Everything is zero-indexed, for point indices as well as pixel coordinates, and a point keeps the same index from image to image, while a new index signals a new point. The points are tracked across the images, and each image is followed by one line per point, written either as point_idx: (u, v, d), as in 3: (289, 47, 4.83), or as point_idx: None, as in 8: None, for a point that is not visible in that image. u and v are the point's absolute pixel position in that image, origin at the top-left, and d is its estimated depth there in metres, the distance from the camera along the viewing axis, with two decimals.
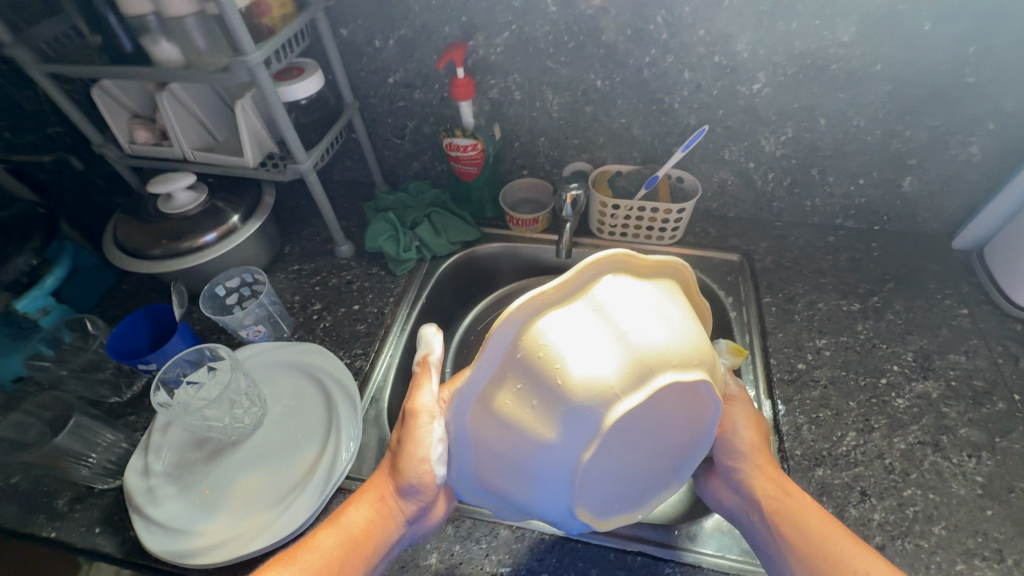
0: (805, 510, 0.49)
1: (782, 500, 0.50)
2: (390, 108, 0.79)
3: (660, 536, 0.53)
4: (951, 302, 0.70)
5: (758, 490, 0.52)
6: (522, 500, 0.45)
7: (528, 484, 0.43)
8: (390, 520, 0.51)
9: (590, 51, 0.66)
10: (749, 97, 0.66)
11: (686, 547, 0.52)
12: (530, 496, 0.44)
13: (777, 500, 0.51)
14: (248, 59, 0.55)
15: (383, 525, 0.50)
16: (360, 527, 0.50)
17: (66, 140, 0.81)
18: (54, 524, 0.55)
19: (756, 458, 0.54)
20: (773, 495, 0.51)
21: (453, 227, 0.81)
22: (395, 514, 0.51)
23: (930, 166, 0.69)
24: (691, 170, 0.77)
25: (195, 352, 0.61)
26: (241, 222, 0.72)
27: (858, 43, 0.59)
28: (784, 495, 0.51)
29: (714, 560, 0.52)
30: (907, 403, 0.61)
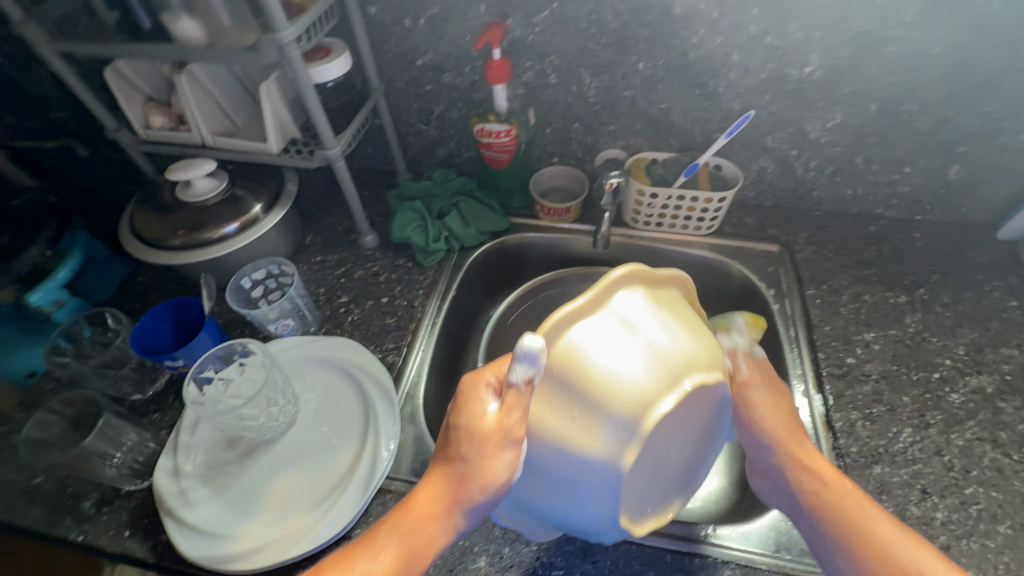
0: (857, 508, 0.45)
1: (828, 498, 0.46)
2: (416, 92, 0.75)
3: (677, 530, 0.52)
4: (1000, 294, 0.68)
5: (795, 482, 0.49)
6: (560, 512, 0.45)
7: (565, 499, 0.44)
8: (451, 526, 0.42)
9: (633, 31, 0.63)
10: (798, 81, 0.64)
11: (705, 540, 0.51)
12: (568, 509, 0.45)
13: (823, 499, 0.46)
14: (280, 36, 0.52)
15: (443, 532, 0.42)
16: (417, 536, 0.41)
17: (71, 125, 0.77)
18: (81, 527, 0.53)
19: (795, 451, 0.50)
20: (818, 493, 0.47)
21: (482, 217, 0.78)
22: (457, 518, 0.42)
23: (982, 154, 0.66)
24: (731, 158, 0.74)
25: (225, 348, 0.58)
26: (264, 212, 0.69)
27: (920, 24, 0.57)
28: (831, 493, 0.46)
29: (761, 558, 0.50)
30: (963, 398, 0.59)
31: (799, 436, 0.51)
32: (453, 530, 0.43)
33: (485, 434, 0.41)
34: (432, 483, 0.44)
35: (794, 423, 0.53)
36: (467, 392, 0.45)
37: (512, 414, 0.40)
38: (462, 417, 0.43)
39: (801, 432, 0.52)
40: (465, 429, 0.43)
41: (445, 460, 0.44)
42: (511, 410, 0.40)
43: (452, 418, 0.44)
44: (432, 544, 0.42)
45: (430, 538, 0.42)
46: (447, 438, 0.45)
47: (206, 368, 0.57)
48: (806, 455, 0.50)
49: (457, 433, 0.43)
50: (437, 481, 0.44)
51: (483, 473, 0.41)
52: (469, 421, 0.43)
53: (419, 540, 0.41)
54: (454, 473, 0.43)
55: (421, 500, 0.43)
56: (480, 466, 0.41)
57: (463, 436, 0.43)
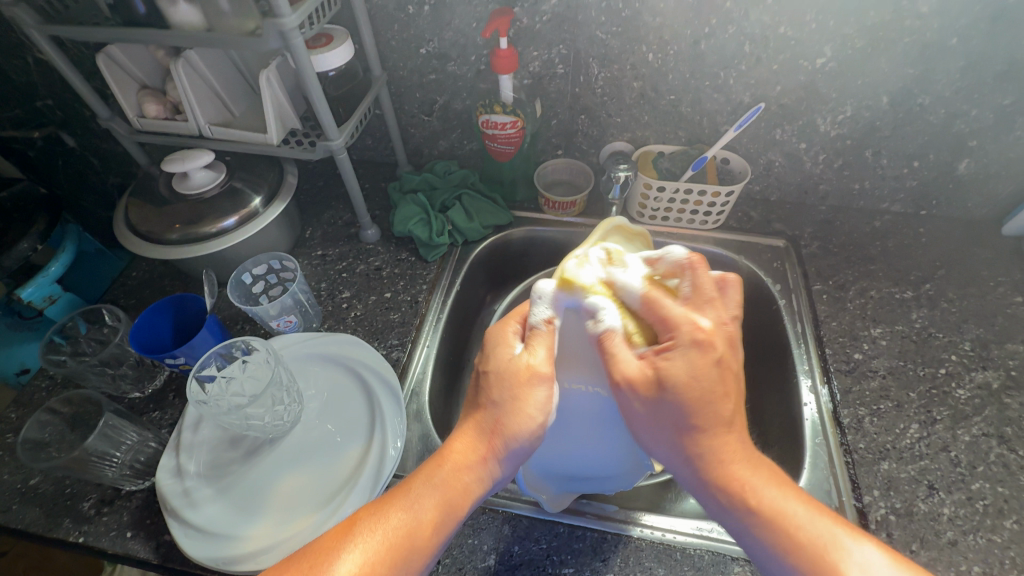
0: (794, 531, 0.38)
1: (762, 535, 0.38)
2: (420, 82, 0.74)
3: (606, 509, 0.54)
4: (1004, 290, 0.68)
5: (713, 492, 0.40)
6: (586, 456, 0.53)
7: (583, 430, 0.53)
8: (485, 474, 0.42)
9: (645, 21, 0.61)
10: (811, 72, 0.63)
11: (636, 521, 0.52)
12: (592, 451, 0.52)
13: (755, 530, 0.39)
14: (283, 23, 0.50)
15: (478, 482, 0.42)
16: (453, 487, 0.41)
17: (58, 114, 0.74)
18: (81, 528, 0.52)
19: (702, 476, 0.41)
20: (747, 526, 0.39)
21: (486, 210, 0.77)
22: (493, 467, 0.42)
23: (991, 148, 0.66)
24: (738, 151, 0.74)
25: (227, 346, 0.56)
26: (263, 206, 0.67)
27: (936, 15, 0.56)
28: (760, 520, 0.38)
29: (750, 550, 0.50)
30: (968, 394, 0.59)
31: (705, 448, 0.41)
32: (487, 481, 0.42)
33: (518, 375, 0.44)
34: (465, 434, 0.43)
35: (702, 427, 0.41)
36: (496, 342, 0.48)
37: (540, 351, 0.46)
38: (494, 364, 0.46)
39: (710, 433, 0.41)
40: (497, 374, 0.45)
41: (476, 409, 0.45)
42: (539, 346, 0.46)
43: (483, 366, 0.47)
44: (468, 495, 0.41)
45: (466, 487, 0.41)
46: (478, 388, 0.46)
47: (208, 366, 0.56)
48: (716, 475, 0.40)
49: (489, 378, 0.45)
50: (470, 430, 0.44)
51: (517, 416, 0.43)
52: (500, 364, 0.45)
53: (455, 491, 0.40)
54: (487, 421, 0.43)
55: (455, 449, 0.43)
56: (515, 410, 0.43)
57: (494, 381, 0.45)
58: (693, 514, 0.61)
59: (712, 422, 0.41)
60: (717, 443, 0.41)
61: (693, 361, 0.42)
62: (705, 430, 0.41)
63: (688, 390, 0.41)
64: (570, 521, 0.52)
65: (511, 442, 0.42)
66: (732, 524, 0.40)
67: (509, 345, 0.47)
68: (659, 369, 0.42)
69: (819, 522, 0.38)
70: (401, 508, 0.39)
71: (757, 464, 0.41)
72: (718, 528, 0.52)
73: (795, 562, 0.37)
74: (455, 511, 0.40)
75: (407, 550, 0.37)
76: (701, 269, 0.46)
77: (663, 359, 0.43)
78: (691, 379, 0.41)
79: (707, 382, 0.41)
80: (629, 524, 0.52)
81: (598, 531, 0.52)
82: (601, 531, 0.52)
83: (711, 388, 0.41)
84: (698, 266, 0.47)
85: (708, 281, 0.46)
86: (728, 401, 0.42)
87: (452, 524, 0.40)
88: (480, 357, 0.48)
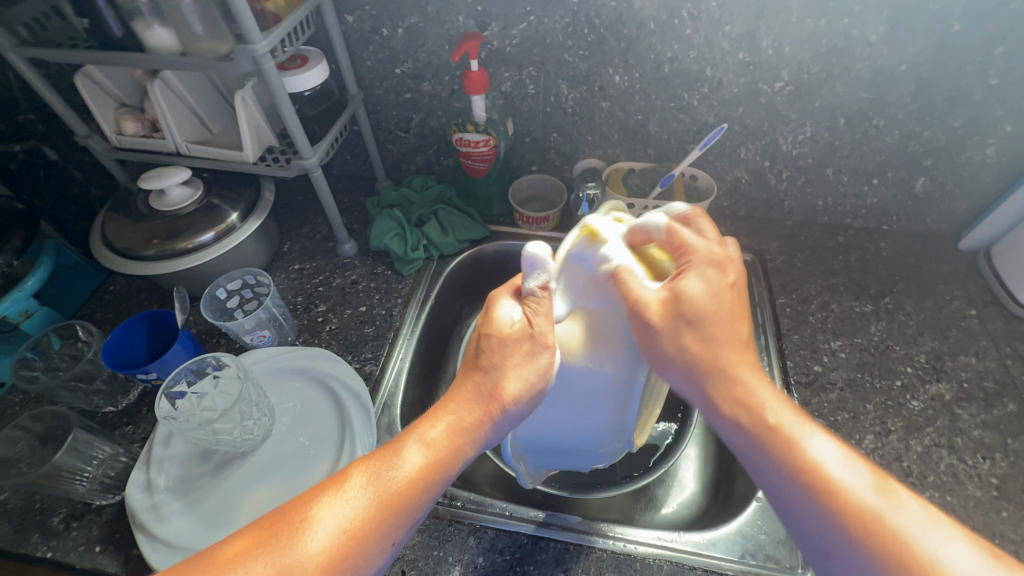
0: (802, 454, 0.37)
1: (768, 447, 0.38)
2: (396, 100, 0.75)
3: (578, 523, 0.55)
4: (960, 303, 0.71)
5: (719, 400, 0.41)
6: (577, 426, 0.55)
7: (578, 412, 0.53)
8: (480, 437, 0.42)
9: (610, 44, 0.63)
10: (770, 95, 0.65)
11: (599, 532, 0.54)
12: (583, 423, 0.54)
13: (766, 449, 0.38)
14: (254, 49, 0.51)
15: (471, 443, 0.42)
16: (445, 446, 0.40)
17: (39, 128, 0.75)
18: (49, 543, 0.52)
19: (714, 389, 0.42)
20: (758, 440, 0.39)
21: (461, 225, 0.78)
22: (487, 429, 0.43)
23: (945, 167, 0.69)
24: (706, 169, 0.76)
25: (198, 361, 0.57)
26: (239, 221, 0.68)
27: (885, 44, 0.58)
28: (776, 440, 0.38)
29: (706, 561, 0.52)
30: (922, 405, 0.61)
31: (718, 364, 0.42)
32: (480, 443, 0.42)
33: (517, 342, 0.45)
34: (463, 398, 0.43)
35: (718, 339, 0.43)
36: (493, 307, 0.48)
37: (538, 320, 0.46)
38: (495, 327, 0.46)
39: (724, 349, 0.43)
40: (499, 339, 0.45)
41: (473, 369, 0.45)
42: (537, 316, 0.46)
43: (483, 330, 0.46)
44: (460, 455, 0.41)
45: (458, 448, 0.41)
46: (477, 350, 0.46)
47: (178, 382, 0.57)
48: (729, 392, 0.41)
49: (489, 343, 0.45)
50: (467, 392, 0.44)
51: (513, 381, 0.44)
52: (501, 330, 0.45)
53: (444, 450, 0.40)
54: (485, 383, 0.44)
55: (448, 410, 0.43)
56: (513, 375, 0.44)
57: (495, 346, 0.45)
58: (660, 525, 0.62)
59: (725, 338, 0.43)
60: (730, 360, 0.42)
61: (712, 278, 0.45)
62: (721, 343, 0.43)
63: (708, 304, 0.44)
64: (534, 532, 0.54)
65: (507, 407, 0.43)
66: (741, 441, 0.40)
67: (506, 310, 0.47)
68: (677, 287, 0.44)
69: (829, 451, 0.38)
70: (388, 462, 0.39)
71: (770, 387, 0.42)
72: (678, 538, 0.53)
73: (804, 483, 0.36)
74: (447, 468, 0.40)
75: (400, 505, 0.38)
76: (704, 218, 0.48)
77: (680, 279, 0.45)
78: (708, 296, 0.44)
79: (722, 298, 0.44)
80: (591, 535, 0.53)
81: (561, 542, 0.53)
82: (563, 542, 0.53)
83: (726, 307, 0.44)
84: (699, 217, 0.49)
85: (711, 230, 0.47)
86: (741, 322, 0.44)
87: (443, 481, 0.40)
88: (480, 321, 0.48)
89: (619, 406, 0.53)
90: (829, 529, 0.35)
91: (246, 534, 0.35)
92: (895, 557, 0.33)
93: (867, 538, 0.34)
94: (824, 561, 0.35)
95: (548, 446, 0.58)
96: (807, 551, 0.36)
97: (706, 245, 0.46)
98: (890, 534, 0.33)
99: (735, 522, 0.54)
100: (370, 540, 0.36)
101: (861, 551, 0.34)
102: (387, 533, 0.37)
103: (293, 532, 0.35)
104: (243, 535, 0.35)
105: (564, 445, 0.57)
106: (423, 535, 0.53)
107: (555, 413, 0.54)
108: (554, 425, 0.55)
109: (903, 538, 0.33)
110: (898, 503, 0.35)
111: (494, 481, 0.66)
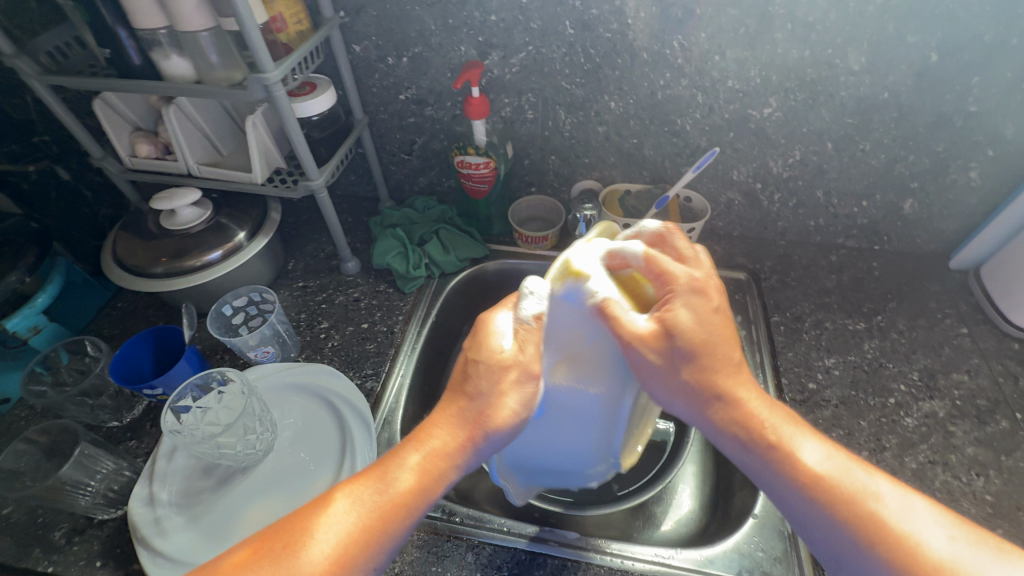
0: (806, 467, 0.40)
1: (776, 466, 0.40)
2: (399, 124, 0.78)
3: (575, 539, 0.55)
4: (951, 321, 0.72)
5: (725, 422, 0.42)
6: (565, 447, 0.54)
7: (568, 431, 0.53)
8: (463, 461, 0.42)
9: (605, 73, 0.66)
10: (760, 121, 0.68)
11: (596, 549, 0.54)
12: (572, 444, 0.54)
13: (776, 467, 0.40)
14: (266, 77, 0.54)
15: (453, 467, 0.41)
16: (428, 471, 0.41)
17: (54, 149, 0.77)
18: (50, 558, 0.53)
19: (720, 416, 0.43)
20: (764, 461, 0.40)
21: (462, 244, 0.80)
22: (469, 454, 0.42)
23: (932, 190, 0.71)
24: (700, 191, 0.78)
25: (203, 376, 0.59)
26: (246, 240, 0.70)
27: (867, 72, 0.61)
28: (779, 457, 0.40)
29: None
30: (916, 422, 0.62)
31: (716, 387, 0.43)
32: (463, 467, 0.42)
33: (505, 369, 0.45)
34: (447, 423, 0.43)
35: (713, 367, 0.43)
36: (483, 329, 0.47)
37: (528, 348, 0.46)
38: (483, 352, 0.45)
39: (721, 376, 0.43)
40: (486, 364, 0.45)
41: (461, 394, 0.45)
42: (528, 343, 0.46)
43: (472, 353, 0.46)
44: (441, 479, 0.41)
45: (439, 473, 0.41)
46: (464, 372, 0.46)
47: (183, 398, 0.59)
48: (733, 415, 0.42)
49: (477, 367, 0.45)
50: (452, 416, 0.43)
51: (499, 409, 0.44)
52: (490, 356, 0.45)
53: (427, 475, 0.40)
54: (470, 408, 0.43)
55: (431, 435, 0.42)
56: (500, 404, 0.44)
57: (483, 370, 0.45)
58: (660, 543, 0.61)
59: (722, 366, 0.44)
60: (729, 384, 0.43)
61: (696, 307, 0.44)
62: (715, 370, 0.43)
63: (696, 332, 0.44)
64: (533, 549, 0.54)
65: (491, 432, 0.43)
66: (750, 465, 0.41)
67: (497, 334, 0.47)
68: (664, 319, 0.44)
69: (834, 462, 0.40)
70: (374, 485, 0.39)
71: (769, 405, 0.44)
72: (677, 555, 0.53)
73: (814, 497, 0.38)
74: (427, 492, 0.40)
75: (382, 529, 0.38)
76: (677, 235, 0.49)
77: (666, 311, 0.44)
78: (696, 324, 0.44)
79: (710, 326, 0.44)
80: (589, 551, 0.54)
81: (559, 559, 0.53)
82: (561, 558, 0.53)
83: (716, 333, 0.44)
84: (673, 234, 0.50)
85: (687, 247, 0.49)
86: (732, 345, 0.45)
87: (425, 504, 0.40)
88: (469, 342, 0.47)
89: (610, 428, 0.52)
90: (840, 540, 0.37)
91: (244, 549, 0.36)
92: (904, 557, 0.35)
93: (877, 545, 0.36)
94: (836, 564, 0.38)
95: (536, 466, 0.58)
96: (820, 554, 0.39)
97: (685, 268, 0.47)
98: (898, 536, 0.36)
99: (733, 539, 0.55)
100: (352, 564, 0.36)
101: (870, 556, 0.36)
102: (370, 558, 0.37)
103: (275, 560, 0.35)
104: (239, 549, 0.36)
105: (551, 466, 0.57)
106: (421, 551, 0.54)
107: (545, 434, 0.54)
108: (540, 443, 0.55)
109: (911, 541, 0.35)
110: (905, 504, 0.37)
111: (493, 498, 0.66)
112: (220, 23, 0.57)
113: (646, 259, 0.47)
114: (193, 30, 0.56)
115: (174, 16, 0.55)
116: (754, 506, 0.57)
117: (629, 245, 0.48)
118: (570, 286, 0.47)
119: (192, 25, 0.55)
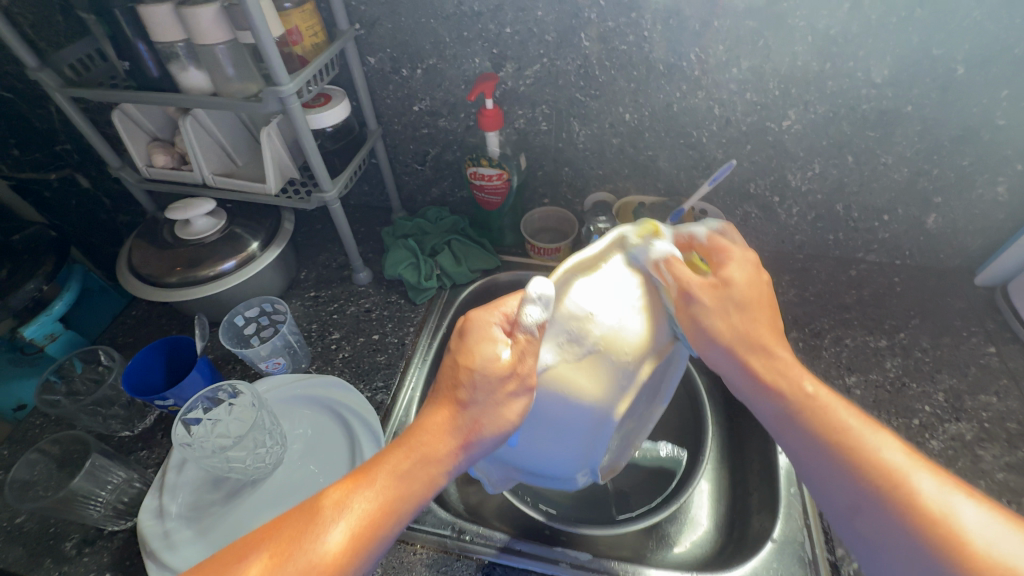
0: (837, 422, 0.41)
1: (804, 416, 0.42)
2: (413, 135, 0.78)
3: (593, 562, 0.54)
4: (978, 340, 0.70)
5: (755, 367, 0.46)
6: (545, 458, 0.49)
7: (545, 443, 0.47)
8: (453, 466, 0.41)
9: (621, 85, 0.65)
10: (778, 133, 0.67)
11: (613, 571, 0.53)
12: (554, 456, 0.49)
13: (800, 416, 0.43)
14: (282, 90, 0.53)
15: (444, 473, 0.41)
16: (417, 477, 0.39)
17: (74, 158, 0.78)
18: (61, 569, 0.53)
19: (756, 364, 0.46)
20: (793, 409, 0.43)
21: (474, 256, 0.80)
22: (459, 460, 0.41)
23: (956, 205, 0.69)
24: (715, 203, 0.77)
25: (214, 389, 0.59)
26: (260, 250, 0.70)
27: (890, 86, 0.59)
28: (810, 407, 0.43)
29: None
30: (942, 445, 0.59)
31: (757, 342, 0.47)
32: (453, 470, 0.41)
33: (504, 379, 0.42)
34: (438, 426, 0.42)
35: (755, 325, 0.48)
36: (477, 333, 0.44)
37: (527, 360, 0.42)
38: (476, 361, 0.42)
39: (761, 334, 0.47)
40: (481, 374, 0.42)
41: (452, 398, 0.42)
42: (528, 355, 0.42)
43: (463, 361, 0.43)
44: (431, 485, 0.40)
45: (429, 479, 0.40)
46: (455, 378, 0.43)
47: (194, 408, 0.58)
48: (770, 365, 0.46)
49: (472, 376, 0.42)
50: (442, 422, 0.42)
51: (494, 419, 0.42)
52: (485, 365, 0.42)
53: (417, 482, 0.39)
54: (462, 416, 0.42)
55: (421, 440, 0.41)
56: (492, 413, 0.42)
57: (478, 379, 0.42)
58: (673, 565, 0.60)
59: (762, 325, 0.48)
60: (767, 342, 0.47)
61: (750, 274, 0.49)
62: (757, 328, 0.47)
63: (747, 294, 0.48)
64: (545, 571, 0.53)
65: (483, 439, 0.42)
66: (778, 411, 0.44)
67: (494, 340, 0.43)
68: (722, 277, 0.48)
69: (862, 423, 0.41)
70: (364, 493, 0.38)
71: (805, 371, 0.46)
72: None
73: (835, 444, 0.40)
74: (417, 498, 0.39)
75: (371, 538, 0.37)
76: (736, 231, 0.53)
77: (722, 273, 0.48)
78: (746, 289, 0.48)
79: (761, 292, 0.49)
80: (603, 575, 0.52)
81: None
82: None
83: (762, 300, 0.49)
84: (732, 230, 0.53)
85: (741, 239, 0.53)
86: (775, 316, 0.49)
87: (416, 509, 0.39)
88: (458, 346, 0.44)
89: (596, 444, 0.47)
90: (853, 489, 0.38)
91: (266, 557, 0.35)
92: (916, 511, 0.35)
93: (892, 493, 0.36)
94: (850, 519, 0.38)
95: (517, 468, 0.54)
96: (834, 512, 0.39)
97: (738, 249, 0.51)
98: (916, 497, 0.35)
99: (750, 564, 0.53)
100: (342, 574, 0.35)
101: (887, 510, 0.36)
102: (362, 564, 0.36)
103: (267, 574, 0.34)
104: (257, 559, 0.35)
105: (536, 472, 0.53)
106: (430, 570, 0.53)
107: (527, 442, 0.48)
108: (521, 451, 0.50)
109: (933, 505, 0.35)
110: (946, 491, 0.36)
111: (502, 514, 0.65)
112: (237, 36, 0.57)
113: (709, 237, 0.51)
114: (210, 43, 0.56)
115: (192, 30, 0.55)
116: (773, 530, 0.55)
117: (695, 226, 0.52)
118: (614, 262, 0.45)
119: (209, 38, 0.56)
